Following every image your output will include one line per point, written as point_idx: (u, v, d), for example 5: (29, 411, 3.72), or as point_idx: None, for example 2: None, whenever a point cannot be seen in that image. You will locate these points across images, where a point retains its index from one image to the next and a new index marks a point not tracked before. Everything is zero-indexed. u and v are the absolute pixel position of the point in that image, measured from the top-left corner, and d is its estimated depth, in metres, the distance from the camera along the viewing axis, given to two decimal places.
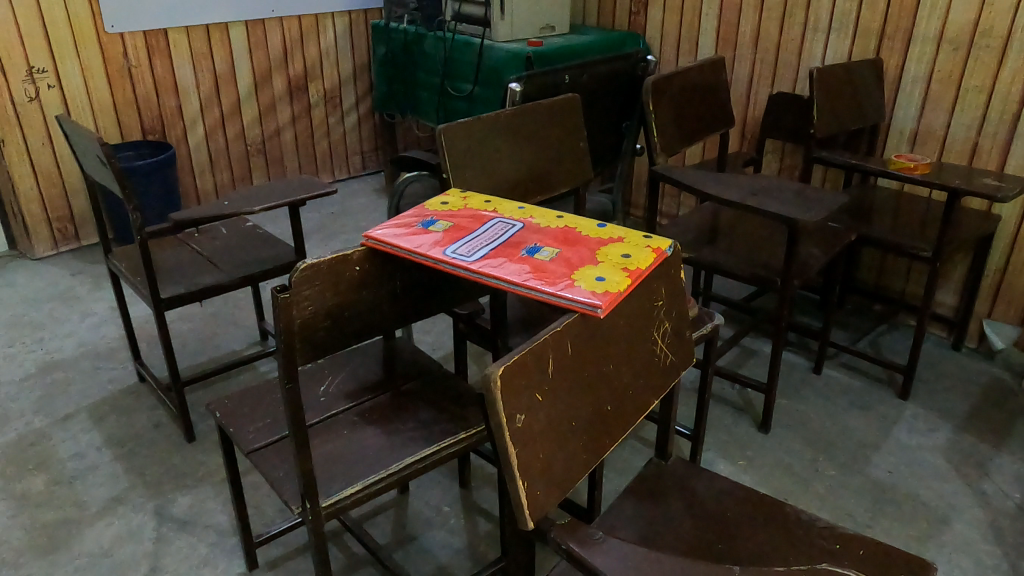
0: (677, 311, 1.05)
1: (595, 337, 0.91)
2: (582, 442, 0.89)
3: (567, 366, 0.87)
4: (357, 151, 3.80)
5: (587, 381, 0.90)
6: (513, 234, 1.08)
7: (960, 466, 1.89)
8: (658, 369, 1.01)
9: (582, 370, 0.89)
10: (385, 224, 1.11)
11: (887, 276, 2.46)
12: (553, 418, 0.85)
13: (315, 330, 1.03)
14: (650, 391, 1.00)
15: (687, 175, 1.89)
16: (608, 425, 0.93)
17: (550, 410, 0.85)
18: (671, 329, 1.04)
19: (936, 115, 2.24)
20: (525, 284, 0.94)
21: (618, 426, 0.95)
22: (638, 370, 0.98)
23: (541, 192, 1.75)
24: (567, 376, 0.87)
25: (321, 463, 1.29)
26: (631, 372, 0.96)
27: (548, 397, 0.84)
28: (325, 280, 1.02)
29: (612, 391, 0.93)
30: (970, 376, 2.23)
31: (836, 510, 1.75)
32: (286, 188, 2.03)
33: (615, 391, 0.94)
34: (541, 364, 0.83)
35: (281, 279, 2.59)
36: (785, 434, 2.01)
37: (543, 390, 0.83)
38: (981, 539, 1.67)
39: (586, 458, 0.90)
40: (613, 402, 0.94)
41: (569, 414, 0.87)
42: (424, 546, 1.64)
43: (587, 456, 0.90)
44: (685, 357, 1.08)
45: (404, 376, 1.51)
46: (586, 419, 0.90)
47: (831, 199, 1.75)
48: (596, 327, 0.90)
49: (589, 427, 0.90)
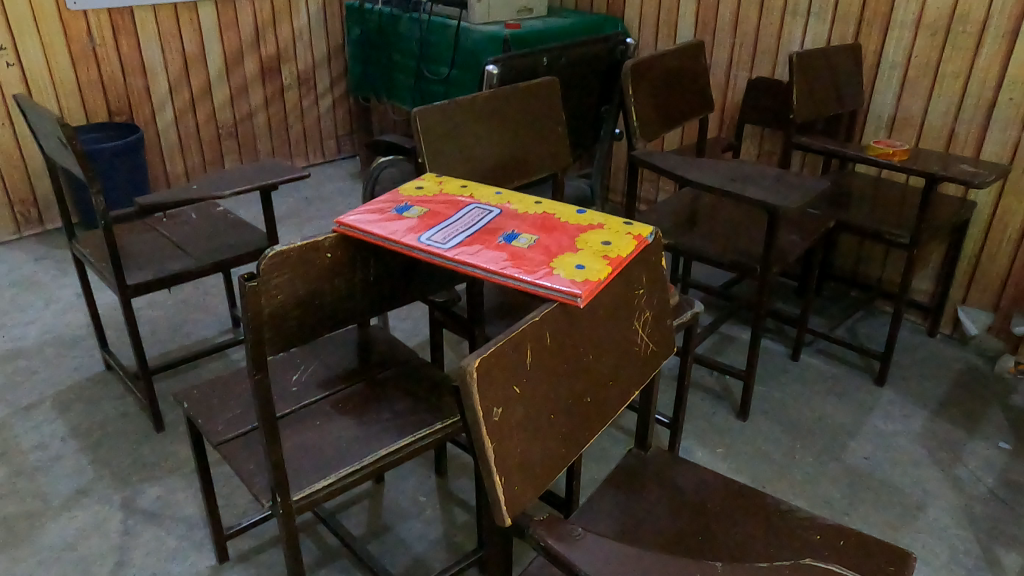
0: (657, 301, 1.03)
1: (573, 327, 0.88)
2: (561, 435, 0.87)
3: (545, 356, 0.84)
4: (331, 135, 3.73)
5: (565, 371, 0.87)
6: (490, 220, 1.04)
7: (934, 452, 1.90)
8: (639, 359, 0.99)
9: (560, 360, 0.86)
10: (358, 209, 1.07)
11: (864, 263, 2.46)
12: (530, 410, 0.83)
13: (285, 319, 1.00)
14: (630, 382, 0.98)
15: (665, 161, 1.87)
16: (588, 417, 0.91)
17: (528, 402, 0.82)
18: (651, 319, 1.02)
19: (913, 101, 2.23)
20: (502, 272, 0.91)
21: (597, 418, 0.92)
22: (618, 361, 0.95)
23: (519, 178, 1.72)
24: (545, 367, 0.84)
25: (294, 454, 1.26)
26: (610, 362, 0.94)
27: (526, 389, 0.82)
28: (294, 267, 0.98)
29: (592, 382, 0.91)
30: (945, 362, 2.24)
31: (813, 497, 1.75)
32: (256, 172, 1.97)
33: (594, 382, 0.91)
34: (518, 354, 0.81)
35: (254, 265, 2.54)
36: (762, 421, 2.00)
37: (521, 382, 0.81)
38: (954, 525, 1.68)
39: (564, 450, 0.87)
40: (592, 393, 0.91)
41: (548, 406, 0.85)
42: (400, 537, 1.62)
43: (566, 449, 0.88)
44: (666, 345, 1.06)
45: (378, 365, 1.48)
46: (565, 411, 0.87)
47: (810, 185, 1.73)
48: (574, 316, 0.88)
49: (568, 419, 0.88)
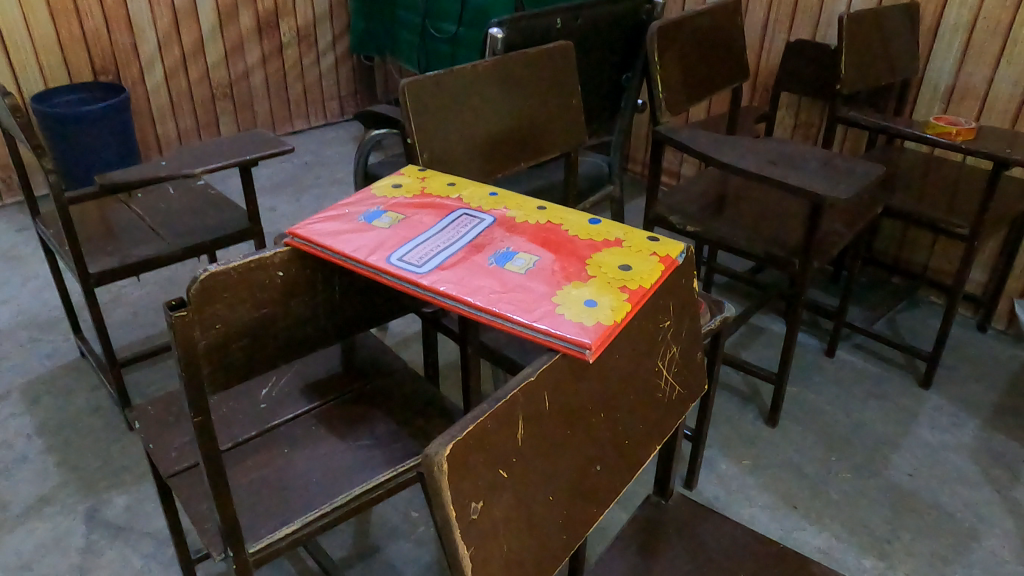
0: (683, 333, 0.84)
1: (577, 383, 0.69)
2: (564, 517, 0.68)
3: (541, 425, 0.65)
4: (333, 97, 3.51)
5: (566, 439, 0.68)
6: (480, 232, 0.83)
7: (988, 469, 1.70)
8: (658, 409, 0.80)
9: (560, 430, 0.68)
10: (319, 217, 0.88)
11: (909, 248, 2.24)
12: (522, 497, 0.64)
13: (230, 353, 0.82)
14: (648, 438, 0.79)
15: (694, 138, 1.64)
16: (597, 490, 0.72)
17: (518, 487, 0.64)
18: (677, 354, 0.83)
19: (976, 70, 1.99)
20: (489, 308, 0.71)
21: (609, 489, 0.74)
22: (633, 416, 0.77)
23: (527, 159, 1.51)
24: (542, 437, 0.65)
25: (254, 488, 1.07)
26: (624, 416, 0.75)
27: (515, 472, 0.63)
28: (237, 291, 0.79)
29: (602, 445, 0.73)
30: (998, 362, 2.03)
31: (851, 521, 1.57)
32: (235, 144, 1.76)
33: (603, 447, 0.73)
34: (507, 428, 0.62)
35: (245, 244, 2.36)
36: (795, 429, 1.81)
37: (509, 463, 0.62)
38: (1013, 559, 1.49)
39: (566, 537, 0.69)
40: (602, 459, 0.73)
41: (545, 488, 0.66)
42: (388, 560, 1.46)
43: (569, 534, 0.69)
44: (692, 385, 0.87)
45: (361, 375, 1.29)
46: (567, 488, 0.69)
47: (862, 170, 1.51)
48: (577, 368, 0.69)
49: (571, 497, 0.69)
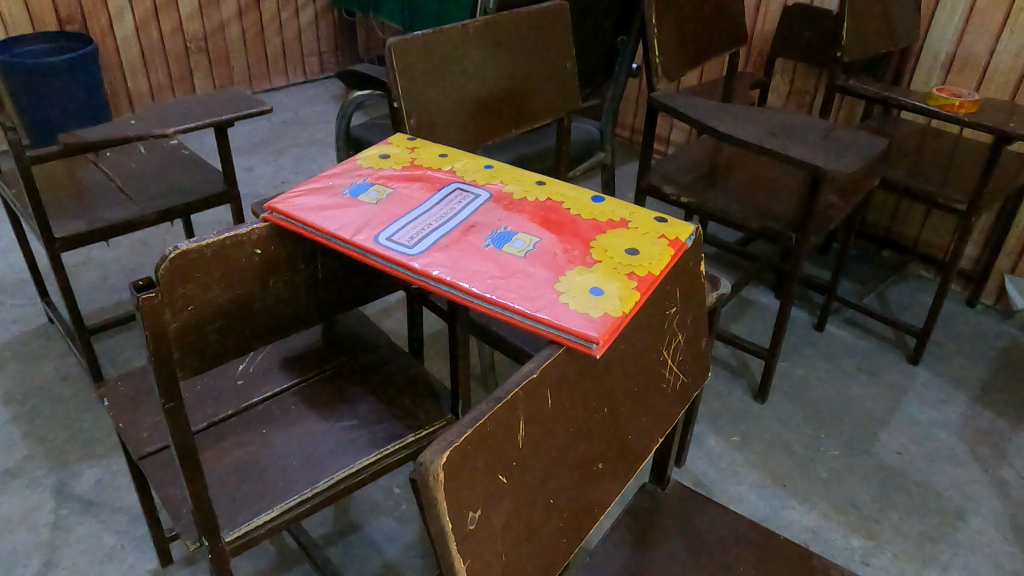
0: (686, 319, 0.79)
1: (580, 378, 0.64)
2: (564, 520, 0.64)
3: (542, 424, 0.60)
4: (313, 52, 3.39)
5: (567, 437, 0.64)
6: (475, 209, 0.77)
7: (975, 447, 1.69)
8: (660, 400, 0.76)
9: (561, 428, 0.63)
10: (301, 190, 0.81)
11: (901, 221, 2.21)
12: (522, 502, 0.60)
13: (204, 335, 0.76)
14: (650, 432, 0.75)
15: (691, 106, 1.58)
16: (597, 488, 0.68)
17: (517, 490, 0.59)
18: (680, 341, 0.79)
19: (978, 39, 1.93)
20: (486, 295, 0.65)
21: (609, 486, 0.70)
22: (635, 410, 0.72)
23: (517, 126, 1.45)
24: (543, 435, 0.61)
25: (231, 472, 1.02)
26: (626, 408, 0.71)
27: (515, 475, 0.59)
28: (212, 270, 0.73)
29: (603, 441, 0.68)
30: (986, 338, 2.02)
31: (839, 500, 1.55)
32: (209, 102, 1.67)
33: (604, 443, 0.68)
34: (507, 429, 0.57)
35: (225, 216, 2.29)
36: (784, 405, 1.79)
37: (508, 466, 0.57)
38: (999, 538, 1.49)
39: (566, 540, 0.65)
40: (602, 456, 0.68)
41: (546, 491, 0.62)
42: (370, 537, 1.42)
43: (569, 537, 0.65)
44: (694, 374, 0.83)
45: (343, 350, 1.23)
46: (568, 489, 0.65)
47: (866, 143, 1.46)
48: (580, 360, 0.64)
49: (571, 498, 0.65)
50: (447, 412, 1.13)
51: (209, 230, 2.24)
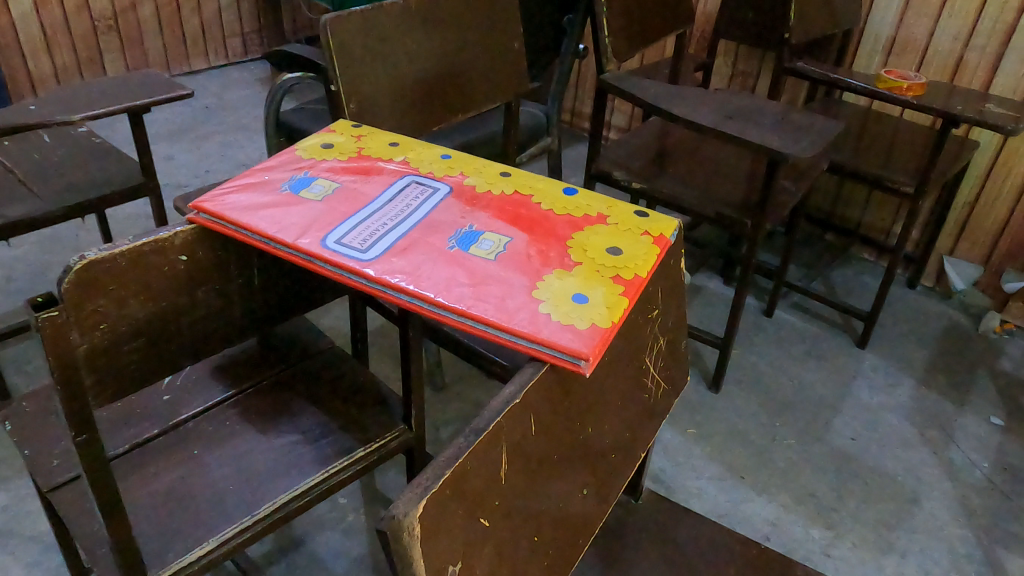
0: (664, 322, 0.74)
1: (560, 397, 0.58)
2: (548, 557, 0.58)
3: (523, 453, 0.54)
4: (235, 33, 3.20)
5: (548, 464, 0.57)
6: (435, 206, 0.69)
7: (924, 430, 1.70)
8: (634, 414, 0.70)
9: (539, 456, 0.56)
10: (231, 187, 0.71)
11: (843, 204, 2.21)
12: (504, 545, 0.52)
13: (123, 356, 0.66)
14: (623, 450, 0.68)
15: (642, 88, 1.51)
16: (578, 515, 0.62)
17: (498, 532, 0.52)
18: (659, 347, 0.74)
19: (918, 21, 1.93)
20: (456, 306, 0.57)
21: (591, 510, 0.64)
22: (611, 428, 0.66)
23: (467, 110, 1.37)
24: (523, 466, 0.54)
25: (159, 500, 0.91)
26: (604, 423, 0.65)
27: (496, 516, 0.51)
28: (129, 280, 0.63)
29: (582, 462, 0.62)
30: (928, 319, 2.04)
31: (797, 490, 1.53)
32: (122, 86, 1.52)
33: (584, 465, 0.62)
34: (487, 464, 0.50)
35: (144, 210, 2.13)
36: (737, 393, 1.76)
37: (489, 506, 0.50)
38: (952, 522, 1.49)
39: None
40: (583, 480, 0.62)
41: (528, 529, 0.55)
42: (315, 553, 1.32)
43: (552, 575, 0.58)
44: (672, 379, 0.77)
45: (281, 356, 1.12)
46: (549, 520, 0.58)
47: (821, 127, 1.42)
48: (557, 378, 0.57)
49: (554, 531, 0.59)
50: (401, 422, 1.04)
51: (128, 224, 2.08)
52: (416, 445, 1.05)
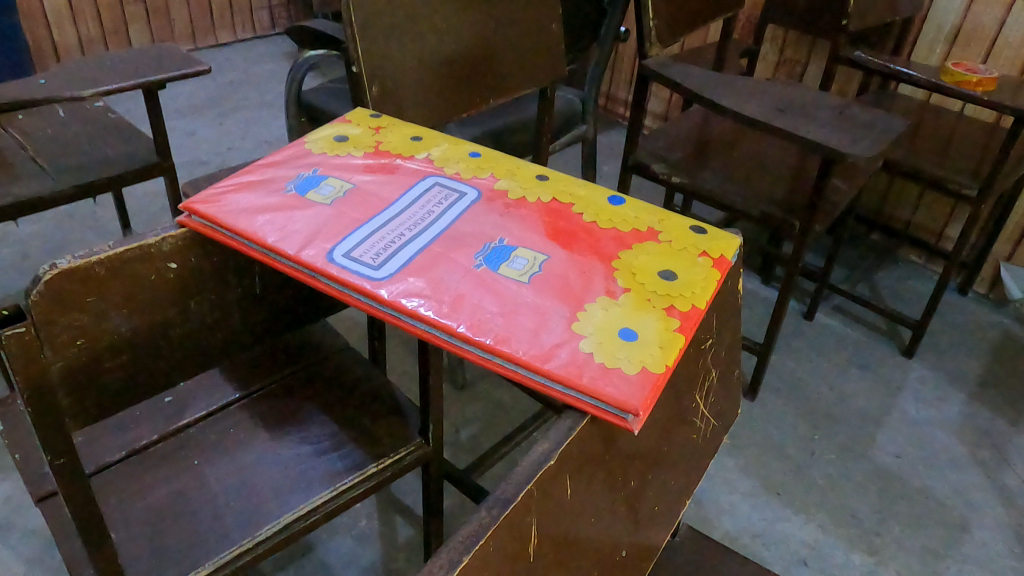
0: (716, 329, 0.73)
1: (591, 436, 0.59)
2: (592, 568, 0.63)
3: (552, 503, 0.56)
4: (263, 5, 3.12)
5: (582, 494, 0.60)
6: (459, 217, 0.67)
7: (975, 450, 1.59)
8: (664, 437, 0.71)
9: (565, 506, 0.58)
10: (231, 187, 0.68)
11: (893, 202, 2.08)
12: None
13: (106, 374, 0.66)
14: (653, 475, 0.71)
15: (688, 75, 1.41)
16: (615, 525, 0.66)
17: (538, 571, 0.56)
18: (710, 351, 0.74)
19: (987, 10, 1.79)
20: (481, 338, 0.54)
21: (630, 513, 0.68)
22: (634, 455, 0.67)
23: (498, 95, 1.28)
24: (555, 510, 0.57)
25: (153, 515, 0.83)
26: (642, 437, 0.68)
27: (535, 558, 0.55)
28: (114, 288, 0.63)
29: (618, 476, 0.65)
30: (980, 329, 1.92)
31: (837, 510, 1.44)
32: (137, 60, 1.44)
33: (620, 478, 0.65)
34: (517, 531, 0.52)
35: (163, 188, 2.07)
36: (774, 402, 1.66)
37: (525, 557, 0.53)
38: (1005, 552, 1.39)
39: None
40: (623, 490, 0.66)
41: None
42: (324, 560, 1.26)
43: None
44: (722, 375, 0.79)
45: (294, 358, 1.04)
46: (589, 538, 0.62)
47: (883, 125, 1.31)
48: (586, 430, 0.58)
49: (595, 543, 0.63)
50: (417, 435, 0.96)
51: (145, 203, 2.02)
52: (433, 460, 0.97)
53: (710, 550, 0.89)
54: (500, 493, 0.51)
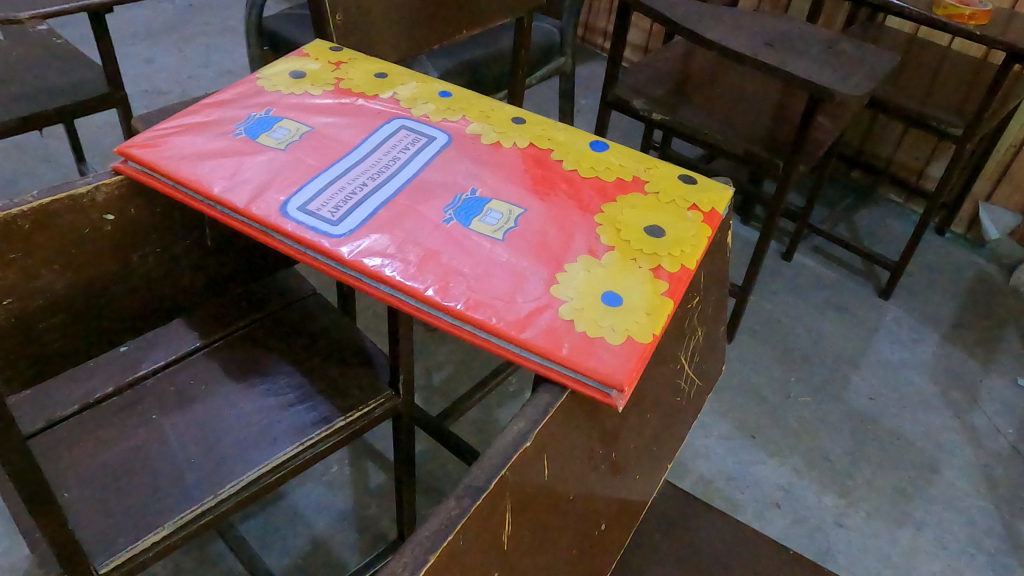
0: (702, 282, 0.70)
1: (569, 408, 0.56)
2: (571, 536, 0.61)
3: (528, 483, 0.53)
4: None
5: (561, 467, 0.57)
6: (427, 167, 0.63)
7: (947, 392, 1.60)
8: (645, 398, 0.68)
9: (543, 483, 0.55)
10: (174, 131, 0.64)
11: (875, 140, 2.04)
12: (521, 555, 0.54)
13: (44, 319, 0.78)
14: (635, 436, 0.68)
15: (672, 5, 1.33)
16: (595, 491, 0.64)
17: (514, 552, 0.53)
18: (696, 305, 0.71)
19: None
20: (449, 303, 0.52)
21: (611, 477, 0.66)
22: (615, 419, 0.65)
23: (469, 26, 1.20)
24: (532, 489, 0.54)
25: (109, 474, 0.79)
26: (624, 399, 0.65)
27: (510, 540, 0.52)
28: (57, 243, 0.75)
29: (598, 442, 0.62)
30: (956, 270, 1.91)
31: (810, 453, 1.44)
32: None
33: (601, 443, 0.63)
34: (489, 521, 0.49)
35: (119, 119, 1.96)
36: (750, 344, 1.65)
37: (500, 541, 0.51)
38: (973, 493, 1.41)
39: (574, 550, 0.62)
40: (604, 453, 0.64)
41: (535, 552, 0.56)
42: (295, 507, 1.24)
43: (574, 549, 0.62)
44: (706, 327, 0.76)
45: (259, 303, 0.99)
46: (568, 508, 0.60)
47: (873, 61, 1.25)
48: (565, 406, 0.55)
49: (575, 512, 0.61)
50: (386, 387, 0.92)
51: (99, 135, 1.92)
52: (404, 412, 0.93)
53: (687, 504, 0.88)
54: (472, 479, 0.48)
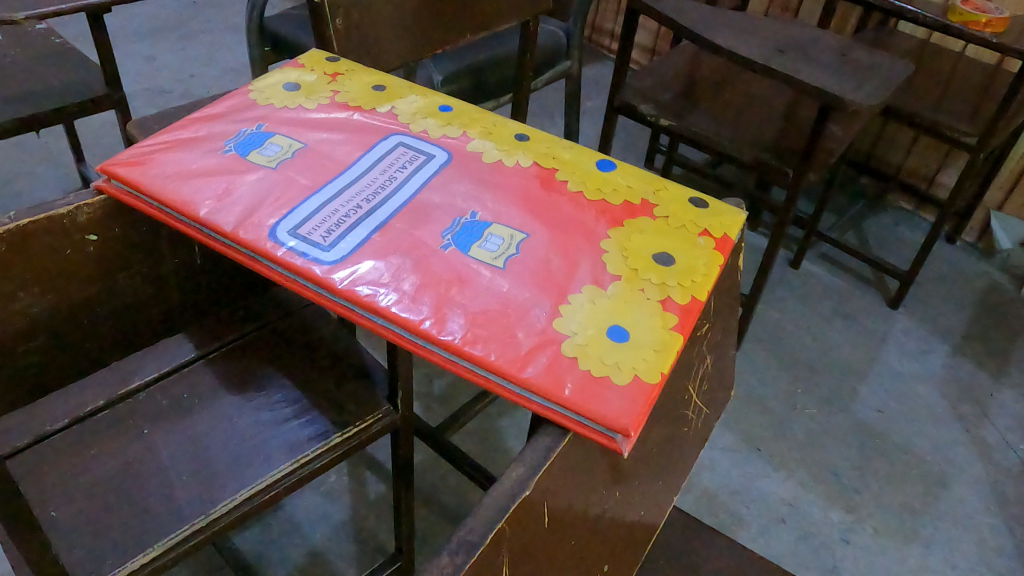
0: (711, 306, 0.67)
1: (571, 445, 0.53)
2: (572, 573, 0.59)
3: (528, 526, 0.51)
4: None
5: (562, 505, 0.55)
6: (426, 188, 0.61)
7: (956, 405, 1.57)
8: (651, 427, 0.66)
9: (544, 524, 0.53)
10: (162, 149, 0.62)
11: (885, 146, 2.01)
12: None
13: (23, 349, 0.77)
14: (639, 465, 0.66)
15: (682, 9, 1.31)
16: (597, 523, 0.61)
17: None
18: (705, 330, 0.68)
19: None
20: (446, 337, 0.50)
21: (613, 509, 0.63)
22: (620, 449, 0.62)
23: (474, 30, 1.17)
24: (532, 533, 0.51)
25: (97, 490, 0.76)
26: None
27: None
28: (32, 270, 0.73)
29: (602, 474, 0.60)
30: (967, 279, 1.88)
31: (817, 467, 1.42)
32: None
33: (603, 476, 0.60)
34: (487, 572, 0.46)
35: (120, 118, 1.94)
36: (757, 354, 1.63)
37: None
38: (983, 510, 1.38)
39: None
40: (606, 486, 0.61)
41: None
42: (293, 518, 1.22)
43: None
44: (714, 350, 0.73)
45: (254, 314, 0.96)
46: (569, 544, 0.58)
47: (887, 69, 1.22)
48: (568, 445, 0.52)
49: (575, 547, 0.59)
50: (385, 402, 0.89)
51: (99, 135, 1.90)
52: (403, 428, 0.90)
53: (691, 528, 0.85)
54: (467, 531, 0.46)
